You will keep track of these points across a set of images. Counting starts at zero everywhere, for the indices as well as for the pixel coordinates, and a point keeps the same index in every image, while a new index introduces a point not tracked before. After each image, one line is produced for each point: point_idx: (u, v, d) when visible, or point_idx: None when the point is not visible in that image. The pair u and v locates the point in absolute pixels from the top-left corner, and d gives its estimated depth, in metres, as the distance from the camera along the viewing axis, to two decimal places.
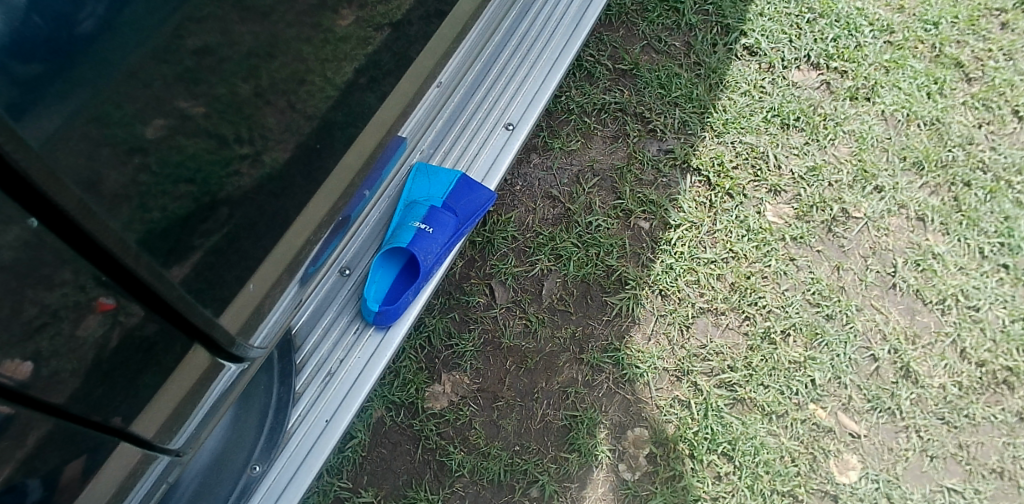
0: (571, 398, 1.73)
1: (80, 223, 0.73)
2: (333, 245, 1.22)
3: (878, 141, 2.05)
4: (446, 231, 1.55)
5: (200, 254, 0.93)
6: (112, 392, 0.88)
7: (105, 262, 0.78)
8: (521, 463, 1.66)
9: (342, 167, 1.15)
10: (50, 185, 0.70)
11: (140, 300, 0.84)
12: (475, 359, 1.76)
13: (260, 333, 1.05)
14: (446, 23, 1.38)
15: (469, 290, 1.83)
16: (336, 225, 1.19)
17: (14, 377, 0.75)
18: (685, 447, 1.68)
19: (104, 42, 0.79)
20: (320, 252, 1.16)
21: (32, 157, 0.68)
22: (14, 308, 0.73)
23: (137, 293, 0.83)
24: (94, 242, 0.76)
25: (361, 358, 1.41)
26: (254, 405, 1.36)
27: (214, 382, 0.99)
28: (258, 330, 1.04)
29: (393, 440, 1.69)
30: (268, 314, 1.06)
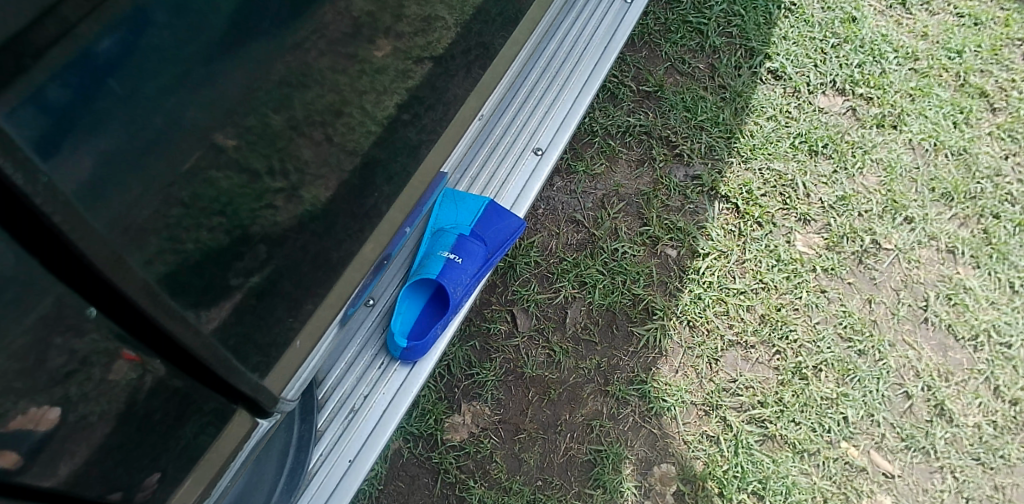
0: (595, 432, 1.67)
1: (138, 304, 0.70)
2: (368, 286, 1.15)
3: (906, 171, 2.01)
4: (475, 261, 1.51)
5: (236, 297, 0.86)
6: (150, 442, 0.81)
7: (152, 335, 0.73)
8: (544, 499, 1.61)
9: (387, 221, 1.11)
10: (117, 272, 0.68)
11: (171, 362, 0.77)
12: (497, 389, 1.70)
13: (295, 382, 0.98)
14: (493, 68, 1.31)
15: (491, 316, 1.78)
16: (374, 266, 1.12)
17: (39, 428, 0.68)
18: (713, 485, 1.63)
19: (131, 65, 0.71)
20: (359, 293, 1.10)
21: (95, 244, 0.66)
22: (40, 357, 0.66)
23: (183, 365, 0.78)
24: (154, 325, 0.72)
25: (385, 395, 1.34)
26: (274, 445, 1.23)
27: (245, 442, 0.91)
28: (291, 381, 0.97)
29: (411, 474, 1.63)
30: (304, 363, 0.99)
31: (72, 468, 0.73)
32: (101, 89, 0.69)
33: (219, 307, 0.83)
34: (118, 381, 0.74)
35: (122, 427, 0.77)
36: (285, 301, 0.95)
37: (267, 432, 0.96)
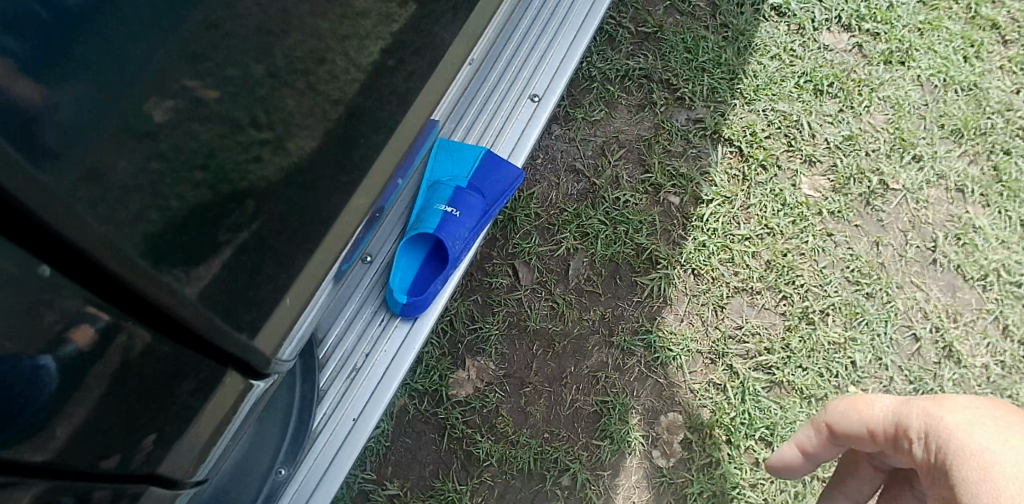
0: (601, 384, 1.66)
1: (96, 259, 0.67)
2: (362, 241, 1.09)
3: (914, 108, 1.96)
4: (473, 214, 1.46)
5: (222, 255, 0.81)
6: (147, 407, 0.76)
7: (126, 298, 0.70)
8: (551, 451, 1.61)
9: (377, 169, 1.04)
10: (71, 229, 0.65)
11: (155, 327, 0.74)
12: (500, 343, 1.68)
13: (291, 342, 0.92)
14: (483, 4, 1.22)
15: (492, 271, 1.74)
16: (367, 220, 1.06)
17: (34, 398, 0.65)
18: (721, 433, 1.64)
19: (104, 15, 0.66)
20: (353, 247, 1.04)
21: (46, 199, 0.63)
22: (28, 315, 0.63)
23: (165, 329, 0.75)
24: (122, 283, 0.70)
25: (388, 352, 1.29)
26: (276, 405, 1.22)
27: (242, 407, 0.86)
28: (287, 340, 0.91)
29: (417, 430, 1.62)
30: (297, 321, 0.93)
31: (67, 435, 0.69)
32: (73, 40, 0.64)
33: (203, 264, 0.79)
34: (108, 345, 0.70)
35: (119, 396, 0.73)
36: (280, 261, 0.90)
37: (265, 394, 0.92)
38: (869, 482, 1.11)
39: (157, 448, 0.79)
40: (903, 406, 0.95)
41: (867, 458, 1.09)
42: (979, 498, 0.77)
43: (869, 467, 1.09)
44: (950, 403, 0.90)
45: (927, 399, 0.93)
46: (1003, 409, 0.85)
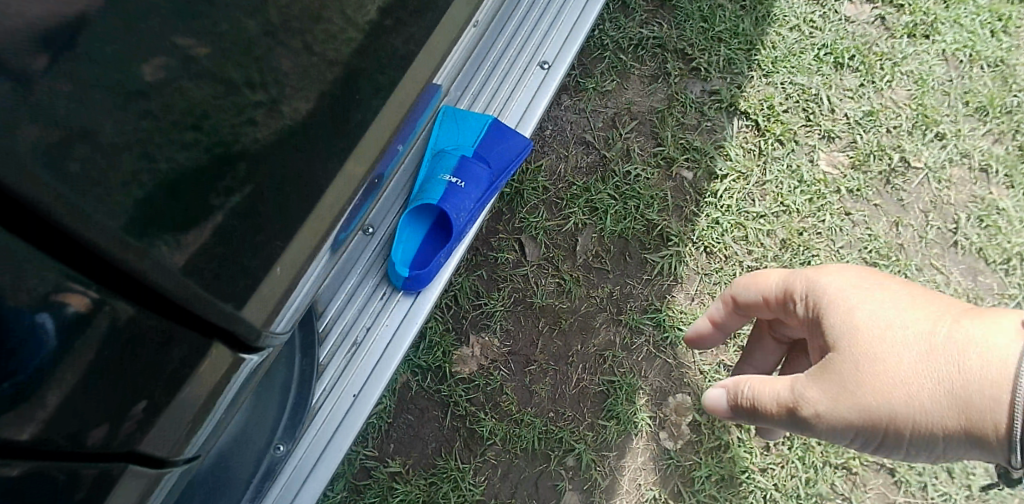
0: (608, 363, 1.62)
1: (66, 224, 0.63)
2: (362, 210, 0.98)
3: (938, 84, 1.88)
4: (478, 185, 1.40)
5: (212, 219, 0.75)
6: (132, 387, 0.70)
7: (103, 268, 0.66)
8: (556, 431, 1.57)
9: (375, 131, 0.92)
10: (32, 189, 0.61)
11: (140, 301, 0.69)
12: (505, 319, 1.63)
13: (285, 314, 0.84)
14: None
15: (498, 245, 1.68)
16: (366, 188, 0.95)
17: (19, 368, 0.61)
18: None
19: None
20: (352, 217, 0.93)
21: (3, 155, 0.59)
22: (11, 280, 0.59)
23: (150, 304, 0.70)
24: (96, 251, 0.65)
25: (389, 326, 1.24)
26: (274, 381, 1.15)
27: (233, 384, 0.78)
28: (281, 314, 0.83)
29: (419, 407, 1.57)
30: (291, 296, 0.84)
31: (50, 412, 0.64)
32: None
33: (195, 228, 0.73)
34: (94, 318, 0.65)
35: (108, 374, 0.67)
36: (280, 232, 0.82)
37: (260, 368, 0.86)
38: (773, 352, 1.40)
39: (150, 431, 0.72)
40: (789, 276, 1.19)
41: (769, 330, 1.38)
42: (814, 316, 1.09)
43: (771, 338, 1.38)
44: (826, 269, 1.12)
45: (809, 270, 1.15)
46: (865, 270, 1.07)
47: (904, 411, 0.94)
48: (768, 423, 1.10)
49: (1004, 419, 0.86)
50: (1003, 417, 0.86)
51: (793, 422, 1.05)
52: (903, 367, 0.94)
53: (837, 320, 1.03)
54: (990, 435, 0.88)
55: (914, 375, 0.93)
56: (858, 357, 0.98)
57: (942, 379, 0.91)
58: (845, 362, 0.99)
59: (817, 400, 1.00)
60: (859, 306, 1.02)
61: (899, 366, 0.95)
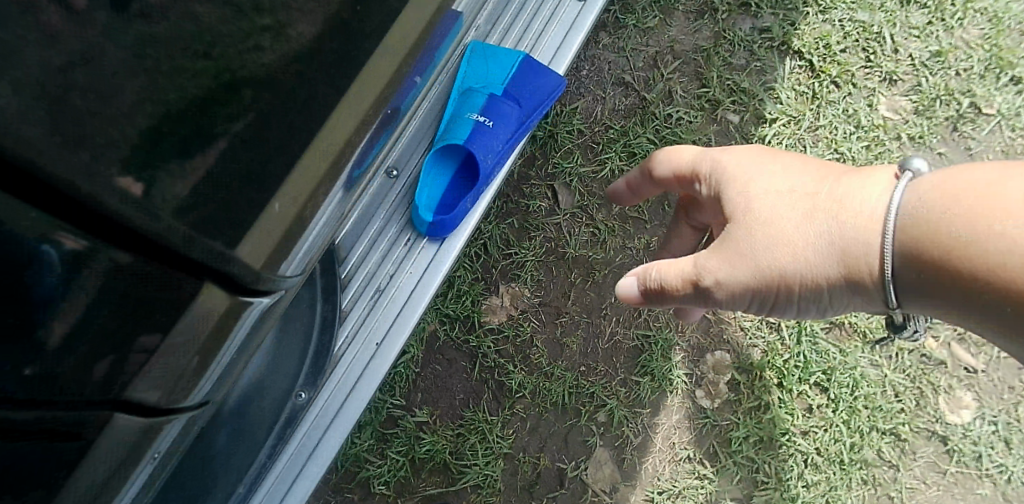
0: (643, 316, 1.55)
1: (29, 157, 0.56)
2: (378, 147, 0.87)
3: (1017, 22, 1.71)
4: (508, 125, 1.32)
5: (216, 151, 0.68)
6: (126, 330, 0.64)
7: (72, 204, 0.58)
8: (587, 385, 1.52)
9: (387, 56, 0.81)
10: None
11: (122, 240, 0.62)
12: (537, 270, 1.56)
13: (297, 256, 0.76)
14: None
15: (530, 192, 1.60)
16: (381, 122, 0.83)
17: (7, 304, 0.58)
18: (772, 375, 1.55)
19: None
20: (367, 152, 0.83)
21: None
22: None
23: (134, 242, 0.62)
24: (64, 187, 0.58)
25: (414, 274, 1.18)
26: (296, 326, 1.11)
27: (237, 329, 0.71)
28: (291, 257, 0.75)
29: (447, 357, 1.53)
30: (302, 237, 0.76)
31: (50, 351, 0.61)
32: None
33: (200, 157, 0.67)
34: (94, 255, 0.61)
35: (102, 313, 0.63)
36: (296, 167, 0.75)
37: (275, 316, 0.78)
38: (689, 240, 1.33)
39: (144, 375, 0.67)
40: (685, 152, 1.16)
41: (684, 219, 1.30)
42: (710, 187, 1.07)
43: (687, 226, 1.31)
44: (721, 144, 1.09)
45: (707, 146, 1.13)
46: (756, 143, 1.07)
47: (794, 269, 0.92)
48: (672, 303, 1.05)
49: (885, 263, 0.85)
50: (882, 259, 0.85)
51: (693, 297, 1.02)
52: (790, 226, 0.92)
53: (733, 193, 1.00)
54: (872, 281, 0.87)
55: (801, 233, 0.91)
56: (749, 221, 0.96)
57: (825, 234, 0.90)
58: (739, 228, 0.96)
59: (715, 268, 0.97)
60: (753, 176, 1.00)
61: (784, 225, 0.92)
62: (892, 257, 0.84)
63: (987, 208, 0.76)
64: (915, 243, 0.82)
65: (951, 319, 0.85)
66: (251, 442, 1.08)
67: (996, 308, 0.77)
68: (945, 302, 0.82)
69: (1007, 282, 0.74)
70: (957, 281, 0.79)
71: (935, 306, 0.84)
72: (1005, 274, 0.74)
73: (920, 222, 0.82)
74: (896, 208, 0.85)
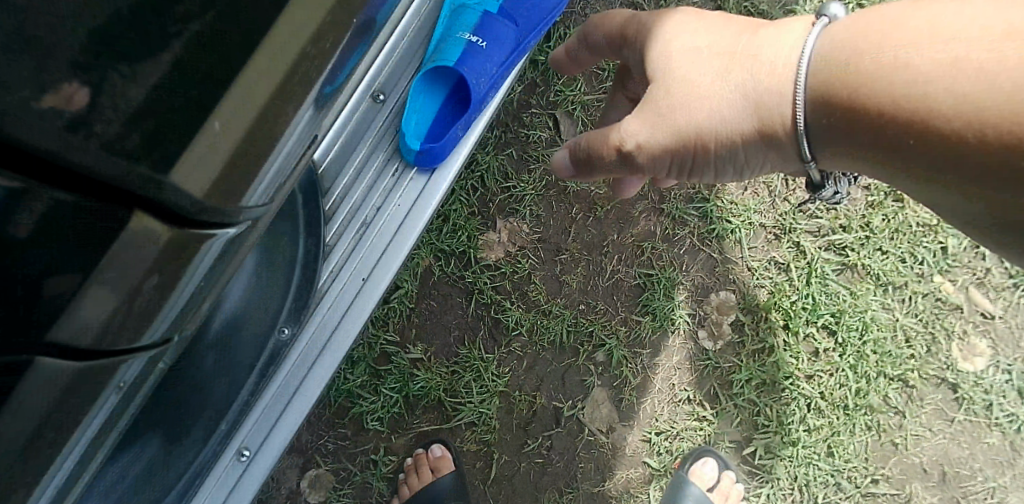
0: (646, 255, 1.51)
1: None
2: (354, 62, 0.67)
3: None
4: (504, 47, 1.27)
5: (183, 48, 0.52)
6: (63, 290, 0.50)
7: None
8: (586, 324, 1.48)
9: None
10: None
11: (54, 171, 0.48)
12: (536, 205, 1.49)
13: (260, 185, 0.58)
14: None
15: (530, 122, 1.51)
16: (360, 29, 0.64)
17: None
18: (778, 317, 1.51)
19: None
20: (339, 66, 0.62)
21: None
22: None
23: (69, 174, 0.49)
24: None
25: (402, 206, 1.14)
26: (278, 261, 1.05)
27: (197, 268, 0.56)
28: (256, 184, 0.57)
29: (443, 293, 1.47)
30: (264, 170, 0.57)
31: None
32: None
33: (167, 55, 0.51)
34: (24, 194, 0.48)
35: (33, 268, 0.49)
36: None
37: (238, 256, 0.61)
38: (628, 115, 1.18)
39: (52, 338, 0.50)
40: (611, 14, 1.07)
41: (622, 90, 1.17)
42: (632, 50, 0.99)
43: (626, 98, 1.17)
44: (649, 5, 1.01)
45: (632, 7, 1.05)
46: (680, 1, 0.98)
47: (711, 126, 0.87)
48: (599, 173, 1.01)
49: (797, 111, 0.80)
50: (794, 108, 0.80)
51: (620, 166, 0.97)
52: (708, 80, 0.86)
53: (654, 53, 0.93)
54: (786, 134, 0.82)
55: (718, 86, 0.85)
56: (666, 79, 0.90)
57: (741, 87, 0.84)
58: (659, 89, 0.90)
59: (636, 130, 0.91)
60: (671, 31, 0.92)
61: (701, 80, 0.86)
62: (803, 104, 0.79)
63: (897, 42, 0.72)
64: (826, 86, 0.76)
65: (864, 169, 0.81)
66: (231, 380, 1.03)
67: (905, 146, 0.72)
68: (843, 146, 0.79)
69: (910, 116, 0.70)
70: (863, 122, 0.74)
71: (848, 157, 0.80)
72: (910, 109, 0.70)
73: (829, 61, 0.77)
74: (809, 53, 0.79)
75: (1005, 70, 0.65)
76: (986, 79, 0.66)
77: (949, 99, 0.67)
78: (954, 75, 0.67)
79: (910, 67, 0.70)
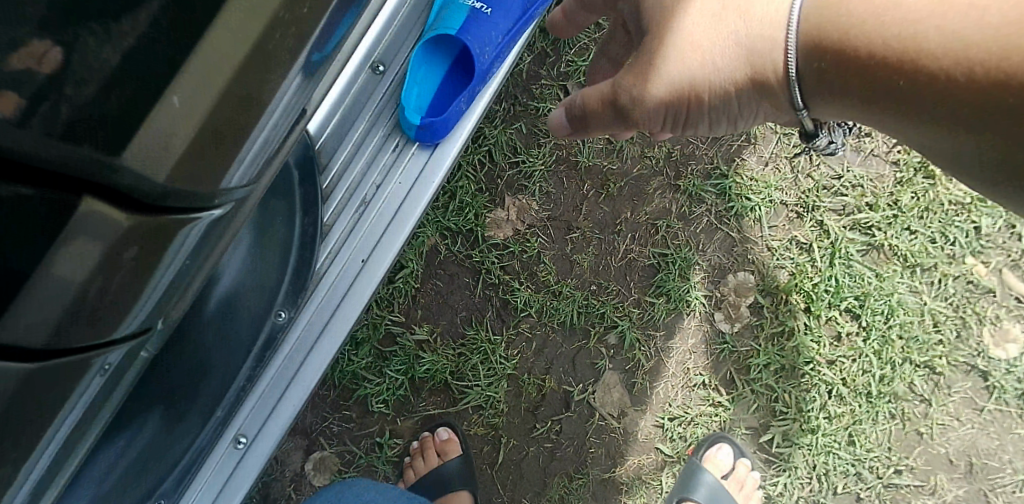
0: (661, 234, 1.45)
1: None
2: (345, 29, 0.60)
3: None
4: (512, 13, 1.20)
5: (161, 9, 0.45)
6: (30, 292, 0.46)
7: None
8: (598, 306, 1.42)
9: None
10: None
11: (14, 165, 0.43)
12: (546, 181, 1.43)
13: (241, 166, 0.55)
14: None
15: (540, 94, 1.44)
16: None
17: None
18: (799, 300, 1.46)
19: None
20: (330, 37, 0.57)
21: None
22: None
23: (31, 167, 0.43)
24: None
25: (402, 185, 1.08)
26: (274, 241, 1.00)
27: (174, 254, 0.53)
28: (236, 168, 0.54)
29: (449, 273, 1.41)
30: (244, 151, 0.54)
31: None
32: None
33: (147, 13, 0.45)
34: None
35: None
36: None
37: (218, 238, 0.59)
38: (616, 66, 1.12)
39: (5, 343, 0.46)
40: None
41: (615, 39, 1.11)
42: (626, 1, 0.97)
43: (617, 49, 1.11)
44: None
45: None
46: None
47: (704, 76, 0.87)
48: (598, 129, 1.01)
49: (788, 59, 0.80)
50: (787, 56, 0.80)
51: (617, 119, 0.97)
52: (699, 29, 0.85)
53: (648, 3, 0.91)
54: (779, 82, 0.83)
55: (712, 36, 0.85)
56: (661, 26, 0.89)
57: (732, 35, 0.84)
58: (651, 40, 0.89)
59: (631, 82, 0.91)
60: None
61: (695, 31, 0.86)
62: (795, 51, 0.79)
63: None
64: (816, 32, 0.77)
65: (854, 117, 0.83)
66: (228, 365, 0.99)
67: (894, 90, 0.74)
68: (837, 95, 0.81)
69: (901, 56, 0.72)
70: (856, 66, 0.76)
71: (839, 102, 0.82)
72: (901, 50, 0.72)
73: (823, 9, 0.76)
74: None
75: (994, 6, 0.67)
76: (975, 16, 0.68)
77: (940, 38, 0.69)
78: (944, 14, 0.69)
79: (902, 10, 0.72)
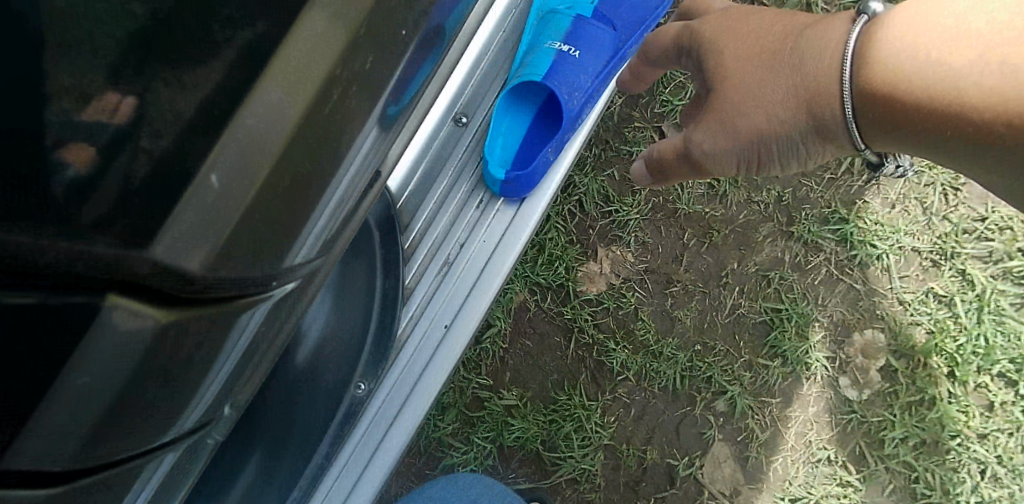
0: (773, 286, 1.30)
1: None
2: (423, 77, 0.55)
3: None
4: (601, 54, 1.15)
5: (237, 57, 0.40)
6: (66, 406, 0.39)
7: None
8: (704, 368, 1.28)
9: None
10: None
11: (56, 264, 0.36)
12: (642, 231, 1.31)
13: (311, 234, 0.49)
14: None
15: (633, 137, 1.34)
16: (428, 34, 0.52)
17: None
18: (941, 363, 1.28)
19: None
20: (407, 81, 0.52)
21: None
22: None
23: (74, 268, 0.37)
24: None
25: (486, 243, 0.98)
26: (356, 302, 0.94)
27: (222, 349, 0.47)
28: (306, 239, 0.48)
29: (540, 331, 1.31)
30: (316, 215, 0.48)
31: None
32: None
33: (222, 59, 0.40)
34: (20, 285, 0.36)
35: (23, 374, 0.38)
36: (375, 86, 0.48)
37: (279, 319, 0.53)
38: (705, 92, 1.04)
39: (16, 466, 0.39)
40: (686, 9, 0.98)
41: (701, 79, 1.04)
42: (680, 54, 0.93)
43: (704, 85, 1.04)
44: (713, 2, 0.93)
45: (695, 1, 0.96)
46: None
47: (760, 129, 0.80)
48: (673, 179, 0.97)
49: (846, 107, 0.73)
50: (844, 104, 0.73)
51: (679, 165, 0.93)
52: (751, 81, 0.80)
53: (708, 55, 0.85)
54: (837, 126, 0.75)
55: (760, 87, 0.79)
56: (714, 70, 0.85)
57: (786, 84, 0.77)
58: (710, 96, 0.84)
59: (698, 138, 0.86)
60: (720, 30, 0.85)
61: (746, 82, 0.80)
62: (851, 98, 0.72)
63: (933, 38, 0.67)
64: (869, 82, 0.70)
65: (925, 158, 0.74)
66: (305, 441, 0.91)
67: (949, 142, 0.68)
68: (905, 141, 0.72)
69: (945, 111, 0.66)
70: (906, 117, 0.69)
71: (905, 146, 0.73)
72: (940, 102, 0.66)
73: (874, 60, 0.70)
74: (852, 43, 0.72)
75: None
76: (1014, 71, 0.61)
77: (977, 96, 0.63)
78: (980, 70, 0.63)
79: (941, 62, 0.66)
